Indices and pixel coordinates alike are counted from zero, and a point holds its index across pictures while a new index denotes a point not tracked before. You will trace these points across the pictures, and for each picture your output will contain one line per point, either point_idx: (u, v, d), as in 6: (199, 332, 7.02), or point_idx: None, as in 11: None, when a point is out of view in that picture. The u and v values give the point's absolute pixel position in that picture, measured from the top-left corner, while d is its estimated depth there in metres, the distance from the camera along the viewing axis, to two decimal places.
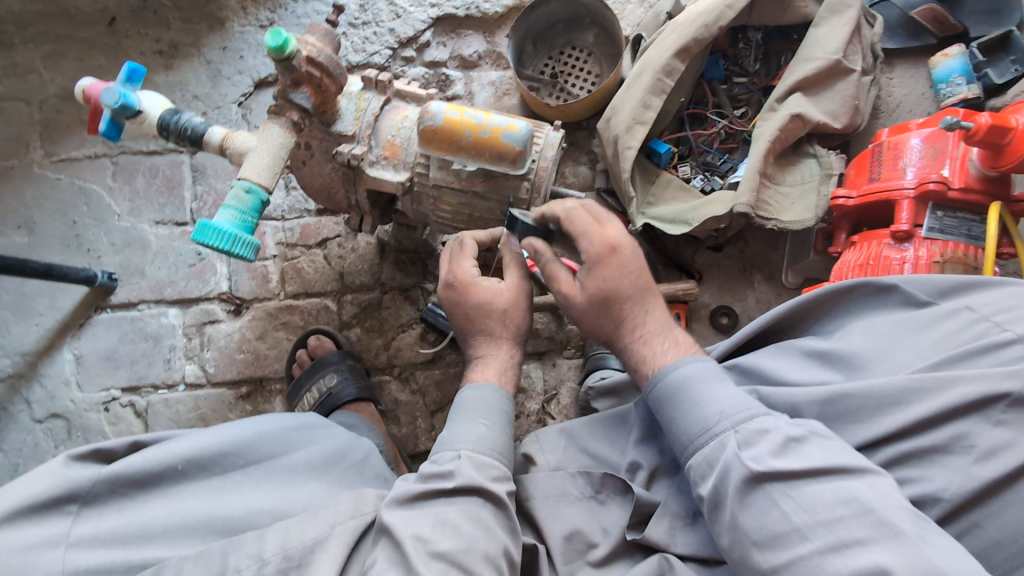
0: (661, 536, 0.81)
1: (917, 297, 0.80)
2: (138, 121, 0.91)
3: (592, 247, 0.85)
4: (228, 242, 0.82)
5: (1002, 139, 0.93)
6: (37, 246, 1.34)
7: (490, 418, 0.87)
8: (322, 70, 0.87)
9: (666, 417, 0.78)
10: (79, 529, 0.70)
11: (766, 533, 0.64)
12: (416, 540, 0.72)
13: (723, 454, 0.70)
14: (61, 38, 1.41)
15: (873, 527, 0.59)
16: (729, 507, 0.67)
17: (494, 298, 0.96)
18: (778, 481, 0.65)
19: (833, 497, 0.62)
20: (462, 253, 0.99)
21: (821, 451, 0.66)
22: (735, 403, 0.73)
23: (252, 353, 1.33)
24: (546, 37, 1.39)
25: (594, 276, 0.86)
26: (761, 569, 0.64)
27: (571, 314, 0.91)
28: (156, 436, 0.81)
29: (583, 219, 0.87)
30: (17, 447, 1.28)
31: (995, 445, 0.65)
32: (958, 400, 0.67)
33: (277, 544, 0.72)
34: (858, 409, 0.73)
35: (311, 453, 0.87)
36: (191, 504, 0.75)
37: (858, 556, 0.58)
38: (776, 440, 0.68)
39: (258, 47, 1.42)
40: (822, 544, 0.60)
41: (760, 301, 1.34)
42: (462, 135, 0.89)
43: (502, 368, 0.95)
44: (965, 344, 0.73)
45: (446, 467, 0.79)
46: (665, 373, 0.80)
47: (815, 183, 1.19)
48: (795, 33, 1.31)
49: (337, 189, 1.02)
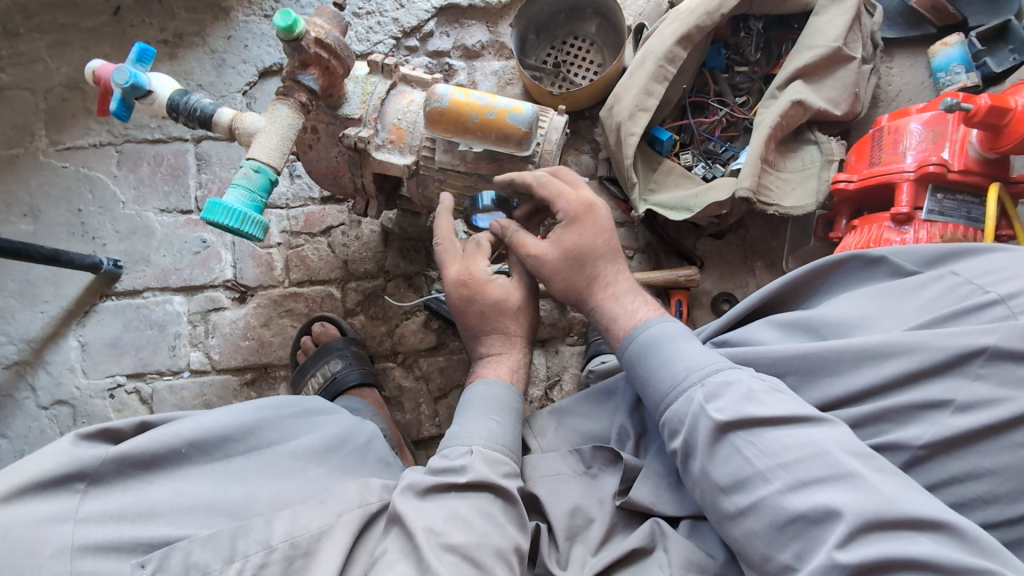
0: (646, 497, 0.83)
1: (906, 267, 0.82)
2: (147, 102, 0.92)
3: (568, 206, 0.93)
4: (238, 220, 0.83)
5: (1001, 120, 0.94)
6: (42, 233, 1.35)
7: (500, 414, 0.89)
8: (330, 51, 0.88)
9: (641, 378, 0.83)
10: (87, 506, 0.70)
11: (730, 478, 0.68)
12: (428, 532, 0.72)
13: (691, 407, 0.74)
14: (67, 28, 1.42)
15: (828, 467, 0.63)
16: (698, 457, 0.72)
17: (509, 295, 0.99)
18: (740, 429, 0.69)
19: (793, 441, 0.66)
20: (478, 253, 1.00)
21: (781, 401, 0.70)
22: (701, 359, 0.78)
23: (257, 340, 1.34)
24: (548, 28, 1.40)
25: (568, 232, 0.94)
26: (729, 512, 0.68)
27: (544, 279, 0.96)
28: (162, 417, 0.82)
29: (555, 182, 0.94)
30: (22, 434, 1.28)
31: (977, 398, 0.67)
32: (938, 356, 0.69)
33: (285, 531, 0.72)
34: (835, 361, 0.76)
35: (313, 440, 0.87)
36: (195, 487, 0.76)
37: (816, 494, 0.62)
38: (737, 391, 0.72)
39: (263, 36, 1.44)
40: (782, 484, 0.64)
41: (760, 286, 1.35)
42: (468, 117, 0.90)
43: (514, 367, 0.97)
44: (949, 307, 0.75)
45: (457, 462, 0.80)
46: (636, 336, 0.86)
47: (816, 169, 1.20)
48: (796, 22, 1.32)
49: (344, 173, 1.04)
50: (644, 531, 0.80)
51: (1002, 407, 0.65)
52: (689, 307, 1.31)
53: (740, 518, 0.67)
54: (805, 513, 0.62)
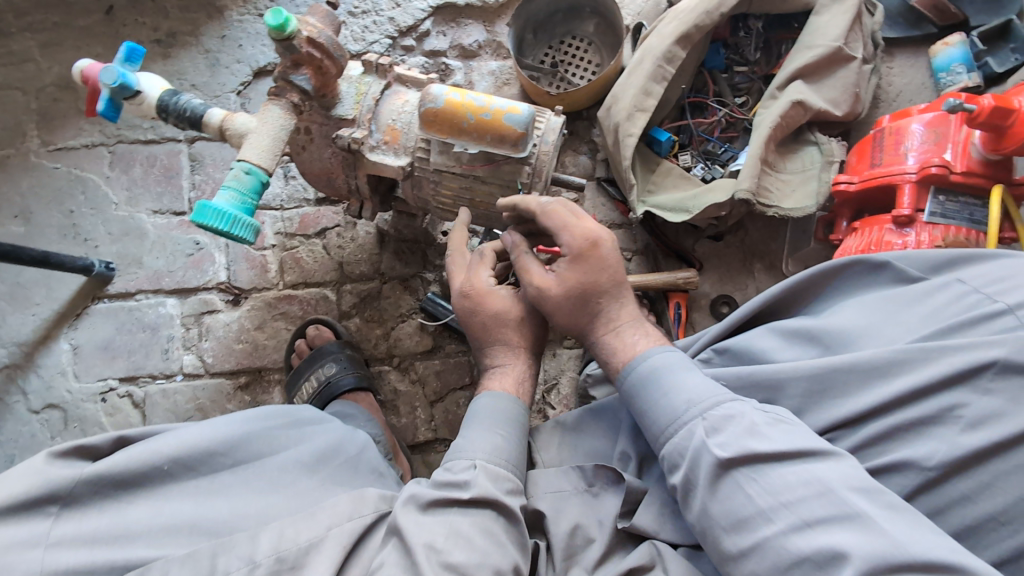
0: (650, 524, 0.82)
1: (908, 273, 0.81)
2: (136, 102, 0.90)
3: (572, 242, 0.90)
4: (228, 222, 0.81)
5: (1005, 121, 0.92)
6: (33, 236, 1.33)
7: (507, 428, 0.87)
8: (322, 51, 0.86)
9: (639, 409, 0.82)
10: (60, 530, 0.69)
11: (732, 516, 0.67)
12: (429, 549, 0.71)
13: (691, 441, 0.73)
14: (59, 27, 1.41)
15: (834, 506, 0.62)
16: (699, 494, 0.71)
17: (510, 307, 0.97)
18: (743, 466, 0.68)
19: (796, 478, 0.65)
20: (481, 263, 1.01)
21: (785, 434, 0.70)
22: (702, 392, 0.77)
23: (251, 344, 1.32)
24: (546, 27, 1.39)
25: (573, 269, 0.90)
26: (731, 552, 0.67)
27: (546, 312, 0.93)
28: (142, 433, 0.80)
29: (560, 213, 0.92)
30: (13, 438, 1.27)
31: (985, 413, 0.66)
32: (948, 372, 0.68)
33: (271, 546, 0.71)
34: (842, 383, 0.75)
35: (302, 452, 0.86)
36: (177, 506, 0.74)
37: (820, 536, 0.62)
38: (740, 426, 0.71)
39: (257, 36, 1.42)
40: (786, 524, 0.64)
41: (760, 290, 1.33)
42: (463, 118, 0.89)
43: (520, 379, 0.95)
44: (955, 316, 0.74)
45: (461, 477, 0.79)
46: (634, 366, 0.84)
47: (816, 171, 1.19)
48: (796, 22, 1.31)
49: (338, 175, 1.02)
50: (642, 552, 0.79)
51: (1003, 424, 0.65)
52: (687, 310, 1.29)
53: (742, 558, 0.66)
54: (809, 556, 0.61)
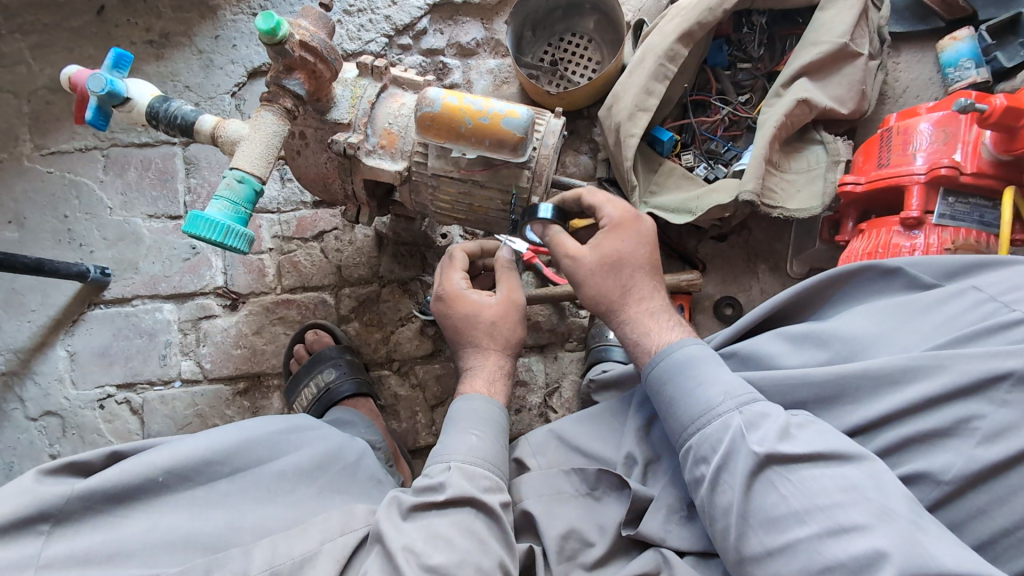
0: (656, 531, 0.79)
1: (922, 280, 0.80)
2: (125, 109, 0.88)
3: (614, 213, 0.90)
4: (221, 233, 0.79)
5: (1017, 122, 0.90)
6: (27, 241, 1.32)
7: (482, 427, 0.85)
8: (316, 54, 0.84)
9: (668, 398, 0.78)
10: (51, 551, 0.68)
11: (764, 517, 0.65)
12: (407, 552, 0.70)
13: (725, 434, 0.70)
14: (49, 28, 1.38)
15: (872, 513, 0.60)
16: (727, 490, 0.68)
17: (481, 310, 0.95)
18: (778, 464, 0.66)
19: (833, 482, 0.63)
20: (452, 267, 1.00)
21: (820, 435, 0.67)
22: (735, 383, 0.74)
23: (249, 349, 1.31)
24: (545, 24, 1.36)
25: (610, 238, 0.89)
26: (757, 553, 0.65)
27: (576, 283, 0.90)
28: (135, 445, 0.79)
29: (606, 194, 0.93)
30: (11, 446, 1.26)
31: (1001, 426, 0.64)
32: (961, 380, 0.67)
33: (264, 562, 0.70)
34: (855, 388, 0.73)
35: (301, 459, 0.84)
36: (172, 519, 0.73)
37: (857, 542, 0.59)
38: (776, 422, 0.69)
39: (251, 35, 1.40)
40: (821, 528, 0.61)
41: (765, 291, 1.31)
42: (461, 122, 0.86)
43: (491, 378, 0.92)
44: (972, 324, 0.72)
45: (437, 479, 0.78)
46: (667, 353, 0.81)
47: (822, 170, 1.16)
48: (801, 17, 1.27)
49: (333, 179, 1.00)
50: (647, 560, 0.78)
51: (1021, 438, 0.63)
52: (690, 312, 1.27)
53: (768, 560, 0.64)
54: (844, 562, 0.59)
